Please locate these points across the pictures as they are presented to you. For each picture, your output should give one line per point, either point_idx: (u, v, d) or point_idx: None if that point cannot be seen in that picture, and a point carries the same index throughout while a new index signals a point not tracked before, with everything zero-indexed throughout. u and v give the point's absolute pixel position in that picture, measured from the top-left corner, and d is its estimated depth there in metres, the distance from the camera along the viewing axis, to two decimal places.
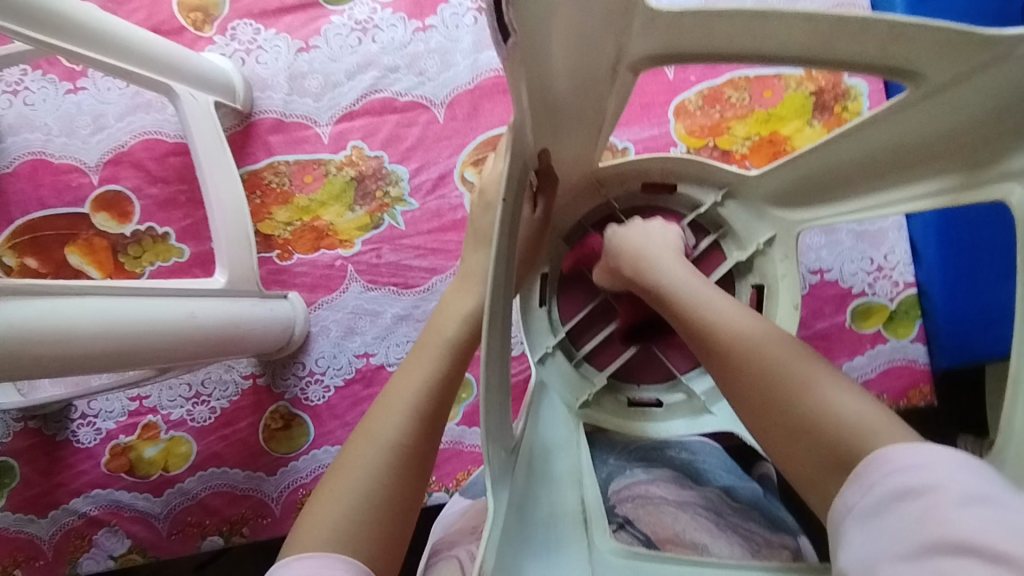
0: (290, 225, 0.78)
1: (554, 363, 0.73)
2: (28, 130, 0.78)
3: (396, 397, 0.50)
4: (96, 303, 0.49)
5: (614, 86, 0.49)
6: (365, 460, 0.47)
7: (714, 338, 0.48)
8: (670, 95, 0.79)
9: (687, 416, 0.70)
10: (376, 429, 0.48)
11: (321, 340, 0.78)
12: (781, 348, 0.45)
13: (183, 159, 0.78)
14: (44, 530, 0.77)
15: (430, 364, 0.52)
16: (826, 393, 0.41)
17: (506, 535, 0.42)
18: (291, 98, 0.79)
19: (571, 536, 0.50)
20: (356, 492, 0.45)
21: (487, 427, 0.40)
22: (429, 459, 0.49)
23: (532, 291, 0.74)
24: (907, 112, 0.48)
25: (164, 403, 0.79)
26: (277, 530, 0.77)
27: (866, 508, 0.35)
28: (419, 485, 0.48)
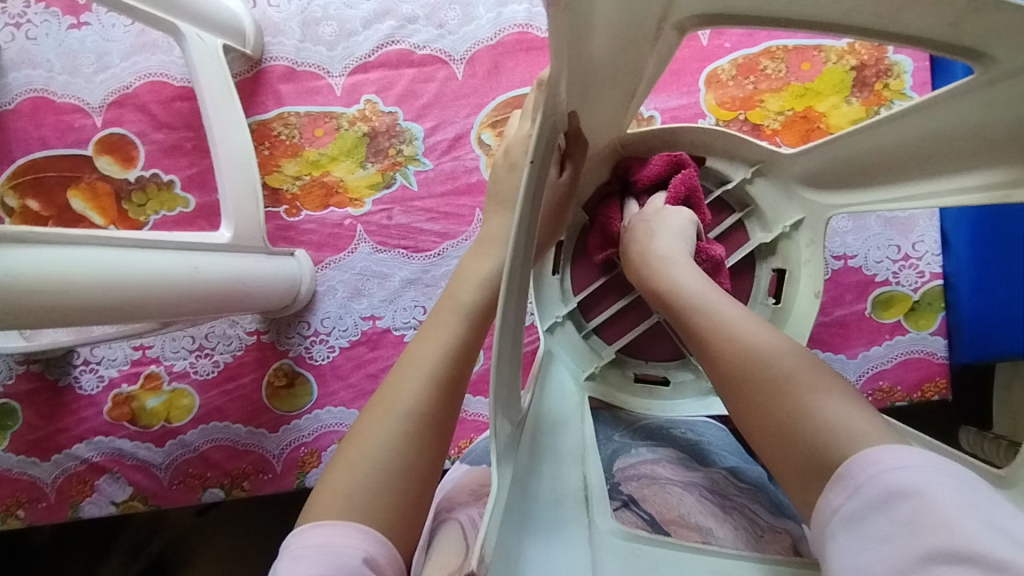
0: (299, 179, 0.75)
1: (563, 333, 0.72)
2: (29, 66, 0.74)
3: (414, 365, 0.49)
4: (100, 254, 0.47)
5: (656, 45, 0.46)
6: (382, 428, 0.46)
7: (706, 340, 0.47)
8: (703, 62, 0.75)
9: (693, 396, 0.70)
10: (392, 396, 0.48)
11: (328, 301, 0.76)
12: (773, 348, 0.43)
13: (191, 104, 0.75)
14: (47, 473, 0.78)
15: (451, 332, 0.50)
16: (813, 400, 0.39)
17: (506, 509, 0.41)
18: (304, 45, 0.75)
19: (574, 515, 0.48)
20: (372, 461, 0.45)
21: (495, 397, 0.38)
22: (448, 428, 0.48)
23: (544, 259, 0.72)
24: (961, 100, 0.45)
25: (167, 354, 0.78)
26: (277, 487, 0.77)
27: (852, 512, 0.34)
28: (438, 456, 0.47)
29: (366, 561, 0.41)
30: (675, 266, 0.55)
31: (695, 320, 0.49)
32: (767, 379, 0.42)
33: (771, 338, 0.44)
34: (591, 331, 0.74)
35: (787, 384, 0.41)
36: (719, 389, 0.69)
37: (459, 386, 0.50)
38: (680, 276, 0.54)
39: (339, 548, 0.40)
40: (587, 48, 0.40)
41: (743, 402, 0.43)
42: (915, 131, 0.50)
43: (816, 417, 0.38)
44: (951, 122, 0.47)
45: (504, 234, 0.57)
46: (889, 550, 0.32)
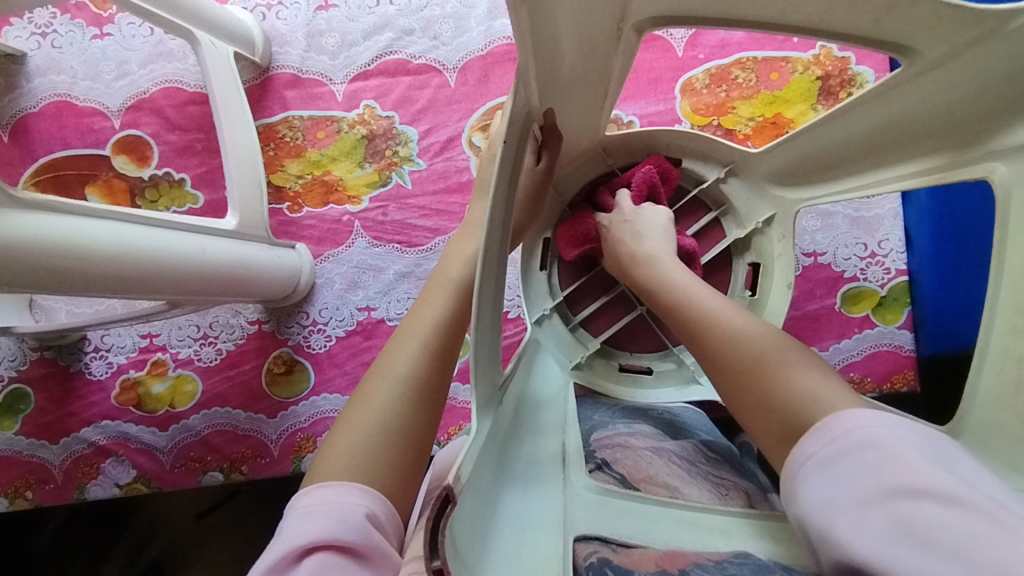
0: (301, 178, 0.80)
1: (550, 325, 0.76)
2: (54, 72, 0.80)
3: (409, 335, 0.54)
4: (123, 229, 0.51)
5: (618, 47, 0.51)
6: (384, 390, 0.51)
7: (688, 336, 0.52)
8: (679, 72, 0.80)
9: (676, 384, 0.75)
10: (390, 364, 0.52)
11: (325, 292, 0.81)
12: (750, 330, 0.48)
13: (202, 109, 0.81)
14: (55, 455, 0.82)
15: (441, 305, 0.55)
16: (790, 376, 0.44)
17: (485, 457, 0.44)
18: (308, 55, 0.81)
19: (548, 473, 0.51)
20: (371, 423, 0.49)
21: (477, 357, 0.43)
22: (441, 394, 0.52)
23: (532, 255, 0.77)
24: (897, 94, 0.50)
25: (173, 342, 0.82)
26: (273, 471, 0.81)
27: (822, 458, 0.38)
28: (433, 418, 0.51)
29: (368, 516, 0.45)
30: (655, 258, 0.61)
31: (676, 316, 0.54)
32: (743, 360, 0.46)
33: (747, 322, 0.49)
34: (577, 324, 0.78)
35: (765, 364, 0.45)
36: (700, 377, 0.73)
37: (452, 353, 0.54)
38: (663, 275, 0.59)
39: (342, 505, 0.44)
40: (558, 54, 0.46)
41: (729, 379, 0.47)
42: (858, 126, 0.55)
43: (793, 391, 0.43)
44: (888, 114, 0.52)
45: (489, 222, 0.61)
46: (856, 489, 0.36)
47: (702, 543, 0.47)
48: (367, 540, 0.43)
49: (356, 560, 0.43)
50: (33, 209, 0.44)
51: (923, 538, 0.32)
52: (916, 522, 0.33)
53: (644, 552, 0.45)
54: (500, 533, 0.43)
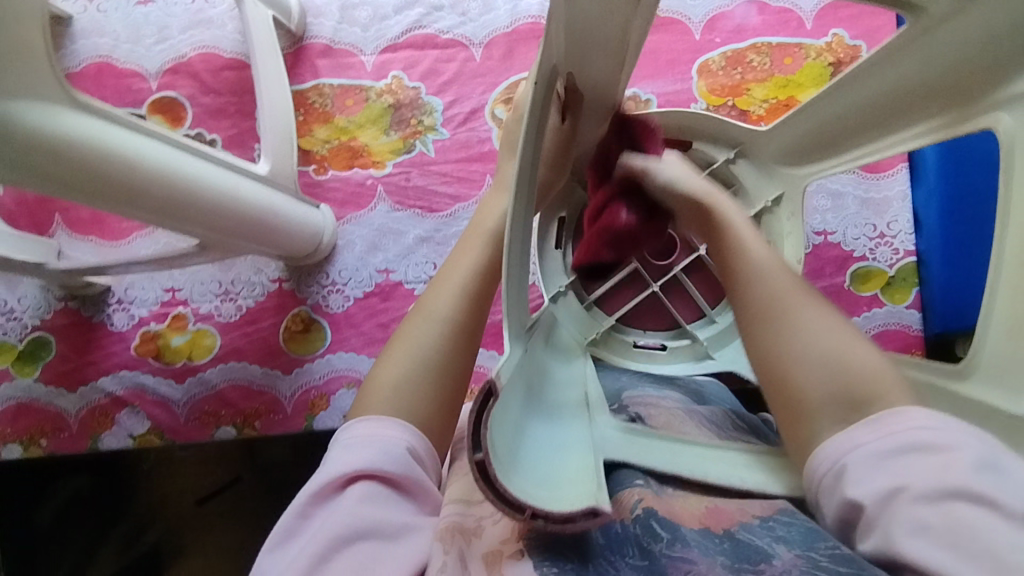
0: (328, 142, 0.83)
1: (565, 302, 0.76)
2: (98, 35, 0.84)
3: (444, 282, 0.55)
4: (172, 146, 0.53)
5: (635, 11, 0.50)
6: (426, 331, 0.52)
7: (768, 313, 0.45)
8: (695, 54, 0.84)
9: (689, 359, 0.77)
10: (428, 307, 0.54)
11: (346, 254, 0.83)
12: (808, 299, 0.45)
13: (237, 74, 0.84)
14: (71, 404, 0.83)
15: (474, 250, 0.57)
16: (843, 355, 0.41)
17: (518, 383, 0.45)
18: (341, 27, 0.85)
19: (575, 415, 0.52)
20: (411, 360, 0.51)
21: (508, 284, 0.44)
22: (476, 336, 0.54)
23: (547, 234, 0.79)
24: (903, 55, 0.54)
25: (195, 297, 0.84)
26: (285, 427, 0.82)
27: (876, 448, 0.37)
28: (469, 359, 0.53)
29: (407, 450, 0.47)
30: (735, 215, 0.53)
31: (758, 290, 0.46)
32: (801, 335, 0.43)
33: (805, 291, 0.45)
34: (592, 303, 0.79)
35: (818, 339, 0.43)
36: (713, 353, 0.76)
37: (487, 299, 0.56)
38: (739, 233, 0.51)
39: (382, 437, 0.47)
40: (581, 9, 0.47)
41: (776, 340, 0.44)
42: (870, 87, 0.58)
43: (844, 370, 0.41)
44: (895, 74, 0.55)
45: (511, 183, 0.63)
46: (911, 483, 0.35)
47: (727, 474, 0.46)
48: (407, 473, 0.46)
49: (396, 490, 0.45)
50: (107, 119, 0.47)
51: (974, 544, 0.32)
52: (967, 526, 0.33)
53: (688, 508, 0.44)
54: (537, 451, 0.44)
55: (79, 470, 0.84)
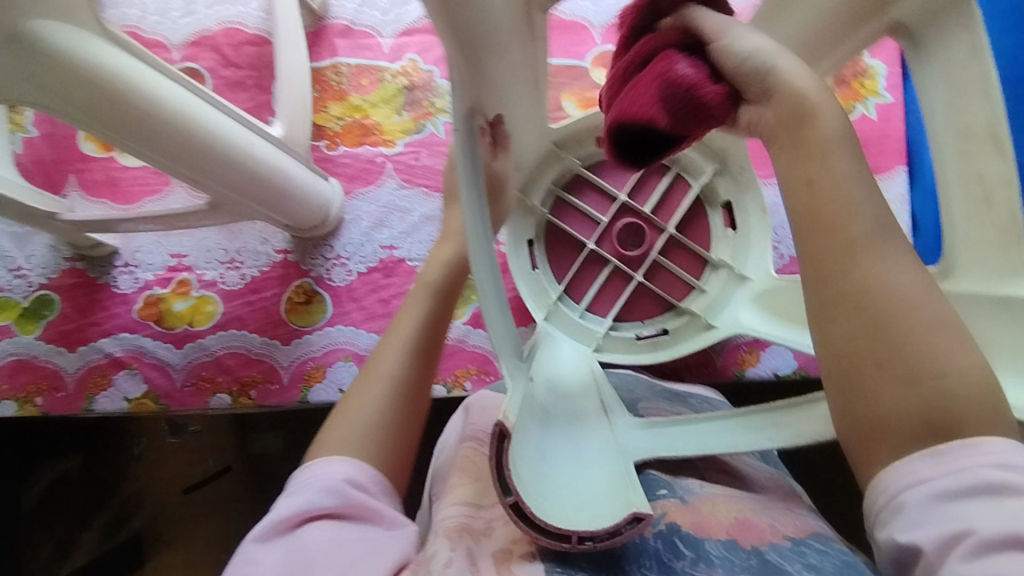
0: (341, 119, 0.85)
1: (559, 317, 0.77)
2: (126, 6, 0.87)
3: (385, 342, 0.59)
4: (198, 92, 0.54)
5: (534, 38, 0.54)
6: (375, 391, 0.55)
7: (915, 361, 0.37)
8: None
9: (692, 336, 0.75)
10: (375, 366, 0.57)
11: (352, 228, 0.84)
12: (925, 305, 0.38)
13: (258, 49, 0.86)
14: (70, 364, 0.83)
15: (417, 304, 0.61)
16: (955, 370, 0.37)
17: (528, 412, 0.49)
18: (361, 10, 0.87)
19: (593, 426, 0.56)
20: (360, 417, 0.54)
21: (492, 321, 0.48)
22: (423, 388, 0.58)
23: (520, 257, 0.77)
24: (776, 22, 0.54)
25: (200, 263, 0.85)
26: (281, 398, 0.82)
27: (940, 489, 0.36)
28: (417, 410, 0.57)
29: (347, 481, 0.50)
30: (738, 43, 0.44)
31: (901, 332, 0.38)
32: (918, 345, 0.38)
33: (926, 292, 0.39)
34: (584, 311, 0.78)
35: (932, 349, 0.38)
36: (711, 321, 0.74)
37: (439, 345, 0.60)
38: (886, 244, 0.39)
39: (324, 474, 0.51)
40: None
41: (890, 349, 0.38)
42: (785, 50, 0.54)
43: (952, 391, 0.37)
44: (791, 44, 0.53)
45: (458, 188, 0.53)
46: (968, 530, 0.35)
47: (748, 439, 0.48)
48: (347, 502, 0.50)
49: (340, 519, 0.49)
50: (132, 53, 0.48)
51: None
52: None
53: (716, 517, 0.49)
54: (559, 473, 0.49)
55: (72, 451, 0.89)
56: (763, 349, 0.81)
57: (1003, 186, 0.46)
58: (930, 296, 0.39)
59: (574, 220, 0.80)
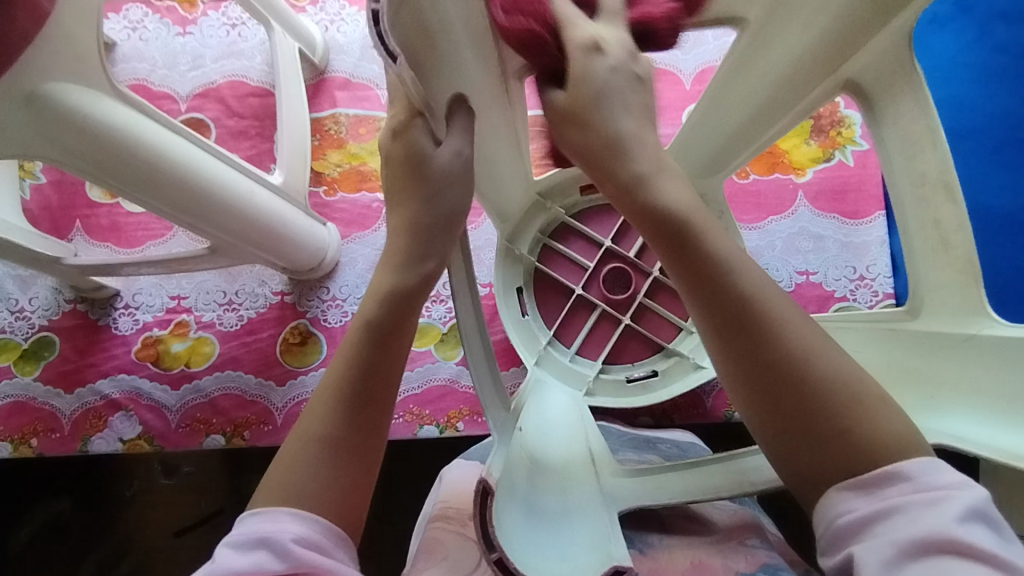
0: (339, 166, 0.89)
1: (549, 361, 0.78)
2: (137, 60, 0.91)
3: (318, 391, 0.46)
4: (200, 145, 0.57)
5: (513, 101, 0.57)
6: (304, 457, 0.43)
7: (818, 414, 0.38)
8: (686, 103, 0.90)
9: (682, 378, 0.77)
10: (307, 423, 0.45)
11: (348, 271, 0.87)
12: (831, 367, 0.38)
13: (261, 101, 0.90)
14: (67, 405, 0.84)
15: (355, 347, 0.46)
16: (870, 424, 0.37)
17: (512, 469, 0.52)
18: (360, 64, 0.91)
19: (580, 474, 0.57)
20: (293, 494, 0.42)
21: (477, 376, 0.51)
22: (372, 445, 0.45)
23: (509, 305, 0.80)
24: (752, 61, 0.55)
25: (199, 305, 0.87)
26: (275, 439, 0.83)
27: (866, 514, 0.35)
28: (365, 476, 0.45)
29: (295, 541, 0.41)
30: (614, 114, 0.46)
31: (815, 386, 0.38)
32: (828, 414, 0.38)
33: (821, 353, 0.39)
34: (575, 353, 0.79)
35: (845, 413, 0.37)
36: (701, 362, 0.76)
37: (386, 394, 0.46)
38: (780, 300, 0.40)
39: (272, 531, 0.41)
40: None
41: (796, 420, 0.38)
42: (721, 123, 0.64)
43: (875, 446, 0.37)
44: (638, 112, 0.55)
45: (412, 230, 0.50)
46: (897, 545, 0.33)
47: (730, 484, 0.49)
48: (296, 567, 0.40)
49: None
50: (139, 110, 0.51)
51: None
52: None
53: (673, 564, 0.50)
54: (535, 532, 0.49)
55: (63, 493, 0.86)
56: None
57: (956, 230, 0.50)
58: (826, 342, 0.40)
59: (561, 267, 0.82)
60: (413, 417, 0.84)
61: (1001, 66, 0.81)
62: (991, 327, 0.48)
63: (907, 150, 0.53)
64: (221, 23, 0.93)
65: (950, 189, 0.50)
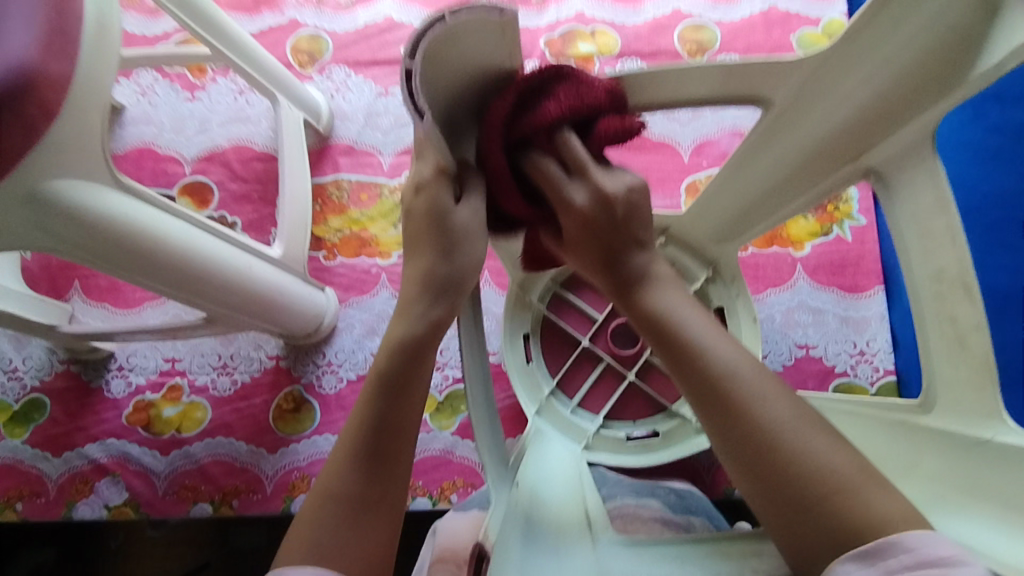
0: (340, 231, 0.89)
1: (550, 413, 0.75)
2: (145, 124, 0.93)
3: (333, 449, 0.44)
4: (197, 226, 0.57)
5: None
6: (321, 516, 0.42)
7: (801, 483, 0.37)
8: (684, 174, 0.91)
9: (684, 442, 0.74)
10: (322, 481, 0.43)
11: (344, 336, 0.86)
12: (806, 432, 0.39)
13: (265, 165, 0.92)
14: (54, 469, 0.83)
15: (367, 404, 0.44)
16: (851, 486, 0.36)
17: (507, 526, 0.48)
18: (364, 130, 0.93)
19: (576, 537, 0.52)
20: (314, 550, 0.40)
21: (478, 430, 0.50)
22: (387, 502, 0.43)
23: (514, 352, 0.78)
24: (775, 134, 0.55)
25: (193, 368, 0.86)
26: (263, 508, 0.81)
27: None
28: (385, 537, 0.42)
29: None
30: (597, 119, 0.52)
31: (795, 450, 0.38)
32: (809, 474, 0.37)
33: (798, 417, 0.39)
34: (576, 406, 0.77)
35: (823, 476, 0.37)
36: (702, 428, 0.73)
37: (405, 446, 0.44)
38: (749, 369, 0.42)
39: None
40: (457, 9, 0.42)
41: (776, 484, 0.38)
42: (731, 199, 0.66)
43: (857, 507, 0.35)
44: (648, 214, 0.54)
45: (426, 280, 0.48)
46: None
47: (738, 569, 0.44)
48: None
49: None
50: (137, 198, 0.51)
51: None
52: None
53: None
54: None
55: (47, 544, 0.81)
56: None
57: (974, 330, 0.46)
58: (806, 417, 0.40)
59: (570, 319, 0.81)
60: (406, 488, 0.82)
61: (996, 147, 0.82)
62: (1008, 432, 0.44)
63: (927, 246, 0.48)
64: (229, 89, 0.95)
65: (969, 289, 0.45)
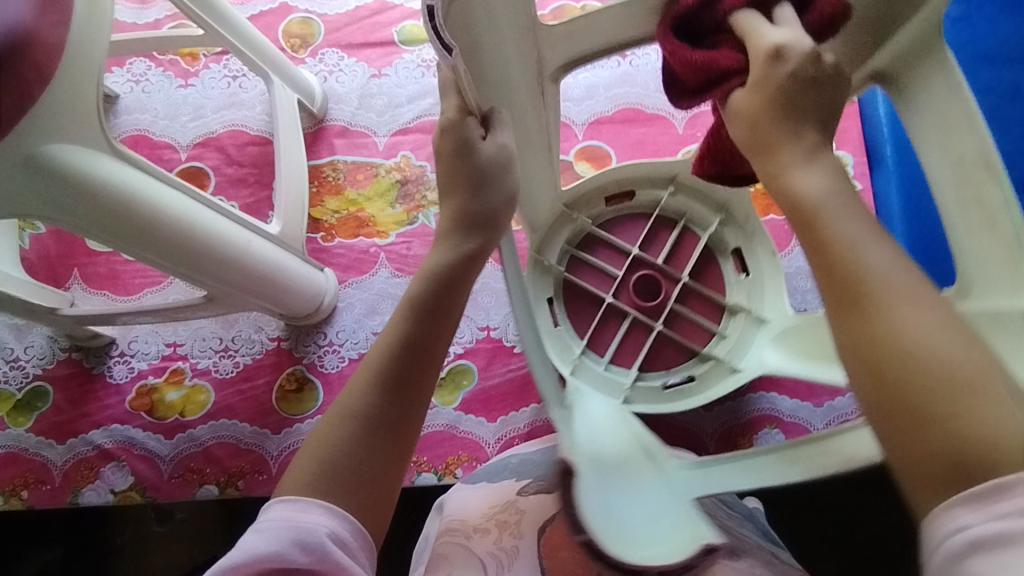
0: (338, 213, 0.89)
1: (585, 369, 0.75)
2: (139, 112, 0.93)
3: (360, 371, 0.47)
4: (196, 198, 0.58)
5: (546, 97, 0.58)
6: (338, 433, 0.44)
7: (930, 408, 0.32)
8: (680, 145, 0.91)
9: (722, 379, 0.74)
10: (343, 401, 0.46)
11: (345, 315, 0.87)
12: (957, 354, 0.32)
13: (260, 149, 0.92)
14: (58, 456, 0.83)
15: (400, 327, 0.48)
16: (990, 419, 0.31)
17: (580, 455, 0.49)
18: (358, 112, 0.93)
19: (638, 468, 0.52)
20: (326, 465, 0.43)
21: (532, 357, 0.51)
22: (402, 428, 0.46)
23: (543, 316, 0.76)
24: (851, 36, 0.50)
25: (195, 352, 0.87)
26: (269, 488, 0.81)
27: (985, 533, 0.29)
28: (393, 465, 0.45)
29: (329, 536, 0.41)
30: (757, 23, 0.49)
31: (935, 371, 0.32)
32: (939, 404, 0.32)
33: (951, 338, 0.33)
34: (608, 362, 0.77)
35: (958, 406, 0.31)
36: (737, 365, 0.74)
37: (430, 371, 0.47)
38: (904, 280, 0.35)
39: (300, 523, 0.41)
40: None
41: (896, 407, 0.33)
42: None
43: (985, 439, 0.31)
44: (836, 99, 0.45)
45: None
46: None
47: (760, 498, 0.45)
48: (320, 561, 0.40)
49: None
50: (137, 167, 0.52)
51: None
52: None
53: None
54: (610, 505, 0.47)
55: (53, 542, 0.81)
56: (755, 432, 0.80)
57: None
58: (960, 343, 0.33)
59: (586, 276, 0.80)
60: (410, 464, 0.83)
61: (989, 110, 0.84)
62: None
63: None
64: (222, 74, 0.95)
65: None
